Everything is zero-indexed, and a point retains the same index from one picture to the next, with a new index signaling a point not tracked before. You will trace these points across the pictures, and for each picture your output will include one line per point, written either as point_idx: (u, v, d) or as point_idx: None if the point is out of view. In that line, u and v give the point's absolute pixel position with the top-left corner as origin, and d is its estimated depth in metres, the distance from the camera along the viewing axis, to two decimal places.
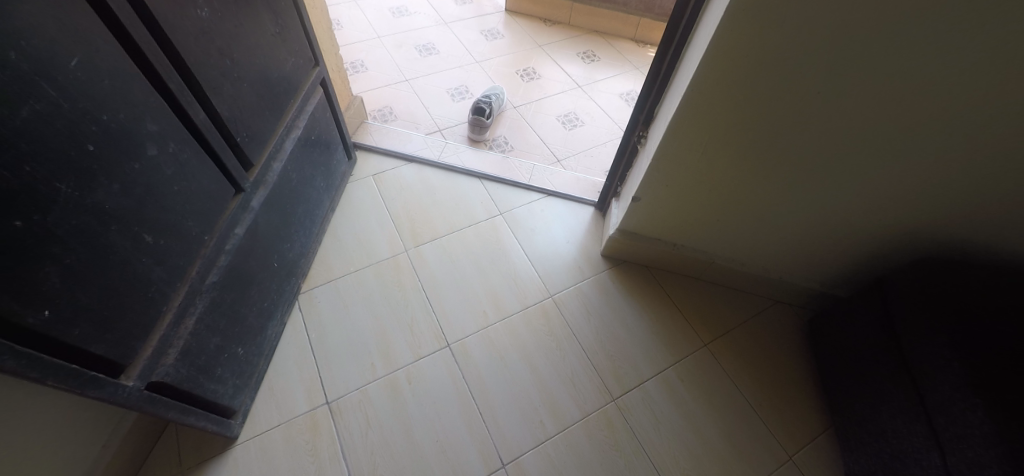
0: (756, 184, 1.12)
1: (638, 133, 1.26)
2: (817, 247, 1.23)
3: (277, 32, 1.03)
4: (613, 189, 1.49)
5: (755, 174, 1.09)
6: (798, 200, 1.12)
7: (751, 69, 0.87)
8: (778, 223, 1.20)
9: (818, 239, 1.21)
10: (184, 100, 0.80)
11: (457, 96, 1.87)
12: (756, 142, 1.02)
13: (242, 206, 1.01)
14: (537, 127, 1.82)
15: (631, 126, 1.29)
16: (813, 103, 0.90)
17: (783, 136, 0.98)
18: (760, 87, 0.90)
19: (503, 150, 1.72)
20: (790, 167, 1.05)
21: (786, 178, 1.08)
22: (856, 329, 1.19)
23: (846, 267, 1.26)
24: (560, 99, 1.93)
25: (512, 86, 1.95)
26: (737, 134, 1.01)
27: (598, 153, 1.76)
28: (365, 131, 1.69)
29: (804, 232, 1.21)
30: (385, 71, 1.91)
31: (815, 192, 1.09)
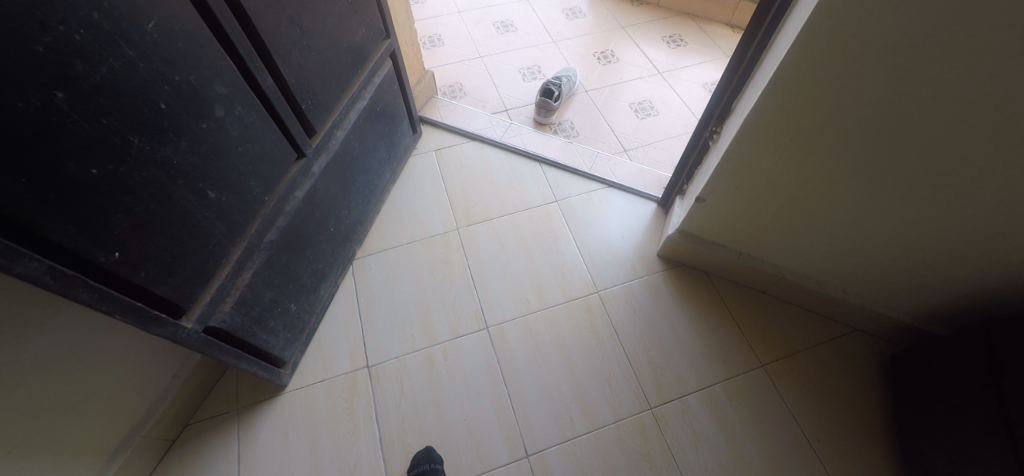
0: (845, 198, 0.97)
1: (711, 128, 1.14)
2: (918, 276, 1.05)
3: (349, 2, 1.05)
4: (678, 186, 1.37)
5: (843, 186, 0.95)
6: (897, 220, 0.96)
7: (854, 61, 0.74)
8: (866, 244, 1.04)
9: (919, 268, 1.03)
10: (254, 70, 0.84)
11: (529, 76, 1.82)
12: (849, 149, 0.87)
13: (303, 171, 1.06)
14: (607, 113, 1.73)
15: (705, 119, 1.18)
16: (932, 106, 0.75)
17: (888, 145, 0.83)
18: (861, 84, 0.76)
19: (568, 135, 1.66)
20: (891, 181, 0.89)
21: (884, 194, 0.92)
22: (950, 377, 1.00)
23: (955, 306, 1.06)
24: (637, 86, 1.81)
25: (586, 69, 1.86)
26: (829, 138, 0.87)
27: (670, 146, 1.64)
28: (433, 106, 1.70)
29: (901, 258, 1.03)
30: (460, 47, 1.90)
31: (921, 212, 0.91)
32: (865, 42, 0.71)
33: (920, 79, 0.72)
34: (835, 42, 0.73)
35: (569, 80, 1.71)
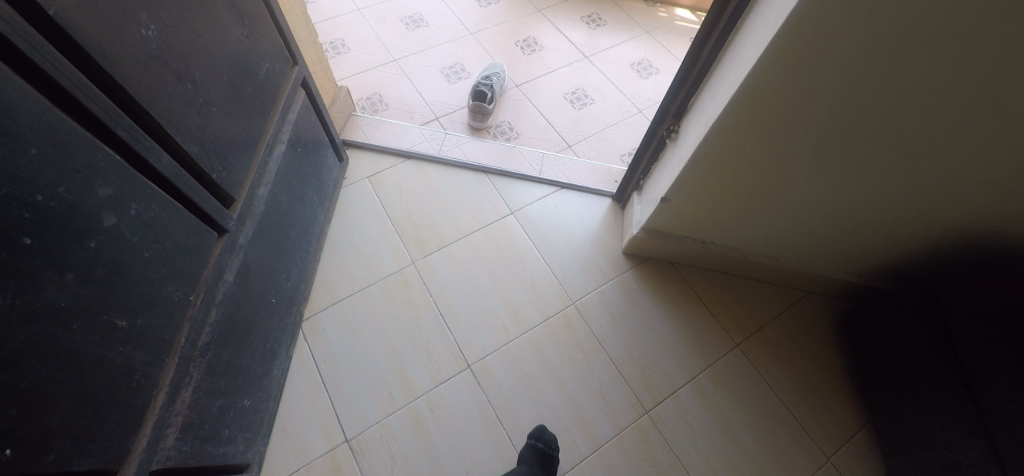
0: (802, 187, 1.00)
1: (668, 126, 1.12)
2: (864, 244, 1.14)
3: (245, 35, 0.85)
4: (634, 182, 1.35)
5: (802, 178, 0.98)
6: (849, 202, 1.01)
7: (819, 71, 0.73)
8: (820, 223, 1.10)
9: (865, 238, 1.11)
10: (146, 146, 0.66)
11: (453, 77, 1.68)
12: (809, 147, 0.89)
13: (229, 248, 0.88)
14: (544, 108, 1.65)
15: (660, 116, 1.16)
16: (888, 109, 0.77)
17: (846, 142, 0.86)
18: (825, 91, 0.76)
19: (506, 139, 1.56)
20: (847, 171, 0.92)
21: (838, 182, 0.96)
22: (896, 330, 1.10)
23: (893, 262, 1.17)
24: (567, 74, 1.75)
25: (512, 61, 1.76)
26: (791, 138, 0.88)
27: (611, 135, 1.62)
28: (355, 125, 1.52)
29: (849, 232, 1.11)
30: (371, 51, 1.71)
31: (869, 193, 0.97)
32: (831, 54, 0.70)
33: (879, 87, 0.73)
34: (802, 53, 0.71)
35: (498, 78, 1.61)
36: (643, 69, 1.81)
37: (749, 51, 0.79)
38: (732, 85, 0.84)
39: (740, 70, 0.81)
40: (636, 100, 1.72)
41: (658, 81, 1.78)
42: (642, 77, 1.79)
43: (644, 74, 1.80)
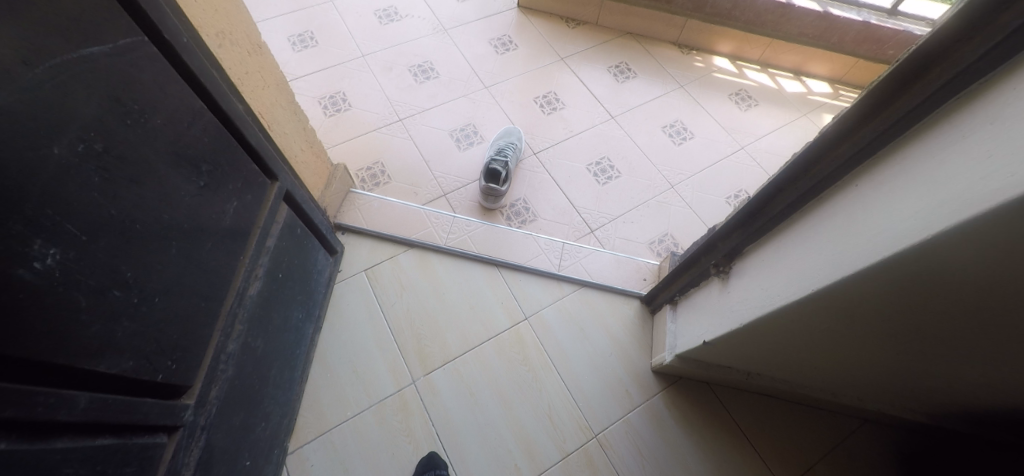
0: (893, 366, 0.77)
1: (718, 261, 0.89)
2: (955, 410, 0.90)
3: (203, 185, 0.68)
4: (666, 293, 1.13)
5: (894, 361, 0.74)
6: (952, 386, 0.78)
7: (974, 296, 0.48)
8: (902, 389, 0.87)
9: (960, 407, 0.88)
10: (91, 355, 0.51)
11: (464, 142, 1.50)
12: (919, 345, 0.65)
13: (186, 443, 0.70)
14: (565, 183, 1.46)
15: (707, 245, 0.92)
16: None
17: (978, 354, 0.61)
18: (973, 315, 0.52)
19: (520, 224, 1.36)
20: (963, 369, 0.68)
21: (947, 373, 0.72)
22: None
23: (990, 426, 0.92)
24: (592, 140, 1.54)
25: (529, 124, 1.56)
26: (896, 333, 0.63)
27: (639, 218, 1.41)
28: (352, 204, 1.33)
29: (940, 400, 0.87)
30: (373, 109, 1.54)
31: (987, 389, 0.73)
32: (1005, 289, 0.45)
33: None
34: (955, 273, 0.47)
35: (515, 152, 1.43)
36: (677, 132, 1.58)
37: (840, 247, 0.58)
38: (808, 273, 0.64)
39: (824, 263, 0.60)
40: (668, 172, 1.50)
41: (693, 147, 1.56)
42: (675, 142, 1.56)
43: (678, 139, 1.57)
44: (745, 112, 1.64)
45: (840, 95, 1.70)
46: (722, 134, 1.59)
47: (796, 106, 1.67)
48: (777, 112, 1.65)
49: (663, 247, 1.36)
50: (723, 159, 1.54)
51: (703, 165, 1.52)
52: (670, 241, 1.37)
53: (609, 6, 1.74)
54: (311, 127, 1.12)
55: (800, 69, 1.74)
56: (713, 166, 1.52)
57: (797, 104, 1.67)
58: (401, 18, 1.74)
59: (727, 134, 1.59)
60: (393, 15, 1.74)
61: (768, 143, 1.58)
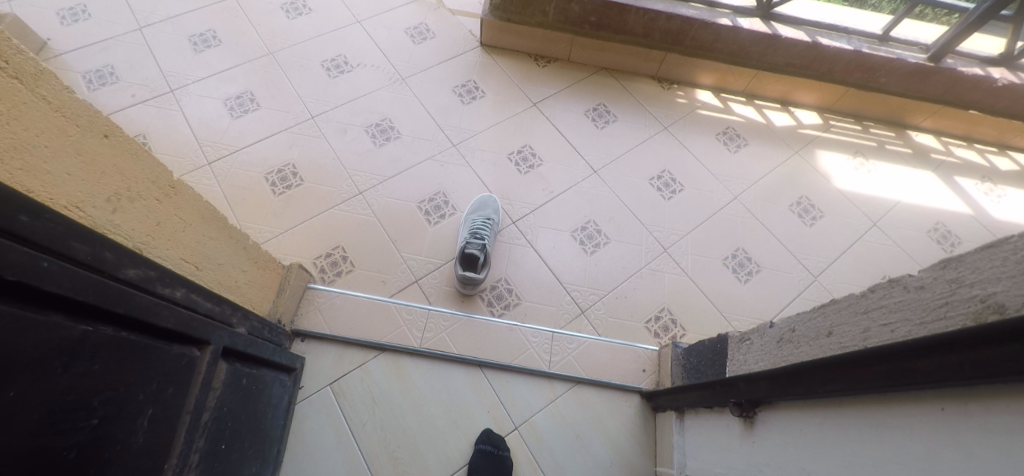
0: None
1: (740, 404, 0.78)
2: None
3: (94, 421, 0.52)
4: (672, 399, 1.03)
5: None
6: None
7: None
8: None
9: None
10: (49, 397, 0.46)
11: (434, 215, 1.36)
12: None
13: None
14: (549, 255, 1.34)
15: (729, 380, 0.82)
16: None
17: None
18: None
19: (503, 311, 1.24)
20: None
21: None
22: None
23: None
24: (573, 201, 1.42)
25: (504, 188, 1.42)
26: None
27: (631, 290, 1.30)
28: (312, 305, 1.17)
29: None
30: (328, 181, 1.36)
31: None
32: None
33: None
34: None
35: (493, 227, 1.30)
36: (664, 185, 1.47)
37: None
38: None
39: None
40: (660, 234, 1.39)
41: (683, 201, 1.45)
42: (663, 197, 1.45)
43: (665, 192, 1.46)
44: (734, 155, 1.53)
45: (831, 126, 1.59)
46: (715, 182, 1.48)
47: (789, 143, 1.55)
48: (770, 153, 1.53)
49: (659, 325, 1.26)
50: (717, 212, 1.43)
51: (692, 222, 1.41)
52: (666, 317, 1.27)
53: (580, 41, 1.58)
54: (256, 243, 0.96)
55: (787, 97, 1.60)
56: (704, 222, 1.41)
57: (789, 140, 1.55)
58: (353, 69, 1.56)
59: (717, 181, 1.48)
60: (343, 65, 1.56)
61: (760, 190, 1.48)
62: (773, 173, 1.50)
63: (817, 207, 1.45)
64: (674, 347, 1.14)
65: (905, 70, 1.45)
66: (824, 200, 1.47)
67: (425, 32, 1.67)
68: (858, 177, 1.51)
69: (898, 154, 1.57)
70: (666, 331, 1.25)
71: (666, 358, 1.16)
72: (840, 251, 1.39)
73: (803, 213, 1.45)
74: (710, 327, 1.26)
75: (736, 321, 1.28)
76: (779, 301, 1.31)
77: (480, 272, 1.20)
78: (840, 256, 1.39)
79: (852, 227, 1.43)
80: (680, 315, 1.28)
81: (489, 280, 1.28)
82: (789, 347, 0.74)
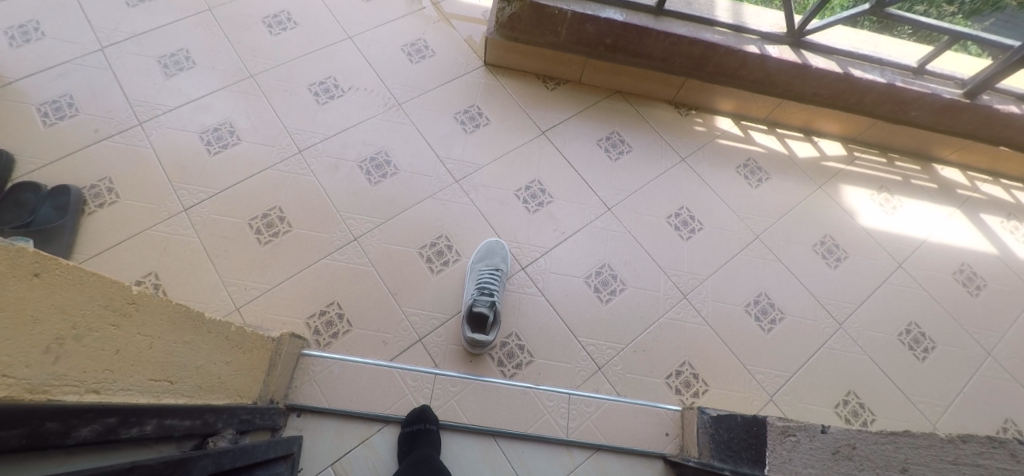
0: None
1: None
2: None
3: None
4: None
5: None
6: None
7: None
8: None
9: None
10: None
11: (437, 262, 1.25)
12: None
13: None
14: (563, 303, 1.23)
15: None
16: None
17: None
18: None
19: (515, 371, 1.14)
20: None
21: None
22: None
23: None
24: (587, 243, 1.31)
25: (511, 228, 1.31)
26: None
27: (652, 344, 1.20)
28: (306, 375, 1.08)
29: None
30: (320, 226, 1.25)
31: None
32: None
33: None
34: None
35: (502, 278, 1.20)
36: (682, 223, 1.37)
37: None
38: None
39: None
40: (679, 277, 1.29)
41: (703, 241, 1.35)
42: (682, 238, 1.35)
43: (683, 232, 1.36)
44: (756, 189, 1.45)
45: (855, 158, 1.54)
46: (736, 221, 1.39)
47: (811, 176, 1.49)
48: (787, 187, 1.47)
49: (681, 381, 1.16)
50: (738, 253, 1.34)
51: (713, 265, 1.32)
52: (688, 372, 1.18)
53: (594, 65, 1.47)
54: (236, 326, 0.86)
55: (810, 126, 1.54)
56: (725, 264, 1.32)
57: (811, 173, 1.50)
58: (344, 93, 1.42)
59: (737, 219, 1.40)
60: (333, 89, 1.42)
61: (782, 229, 1.40)
62: (797, 210, 1.43)
63: (841, 248, 1.38)
64: (701, 414, 1.03)
65: (936, 106, 1.39)
66: (849, 240, 1.40)
67: (423, 49, 1.53)
68: (883, 217, 1.45)
69: (922, 188, 1.51)
70: (690, 387, 1.16)
71: (695, 425, 1.04)
72: (866, 295, 1.32)
73: (827, 254, 1.37)
74: (735, 383, 1.18)
75: (762, 376, 1.20)
76: (807, 354, 1.23)
77: (491, 334, 1.10)
78: (866, 300, 1.32)
79: (877, 268, 1.37)
80: (704, 370, 1.18)
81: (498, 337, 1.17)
82: (847, 463, 0.63)
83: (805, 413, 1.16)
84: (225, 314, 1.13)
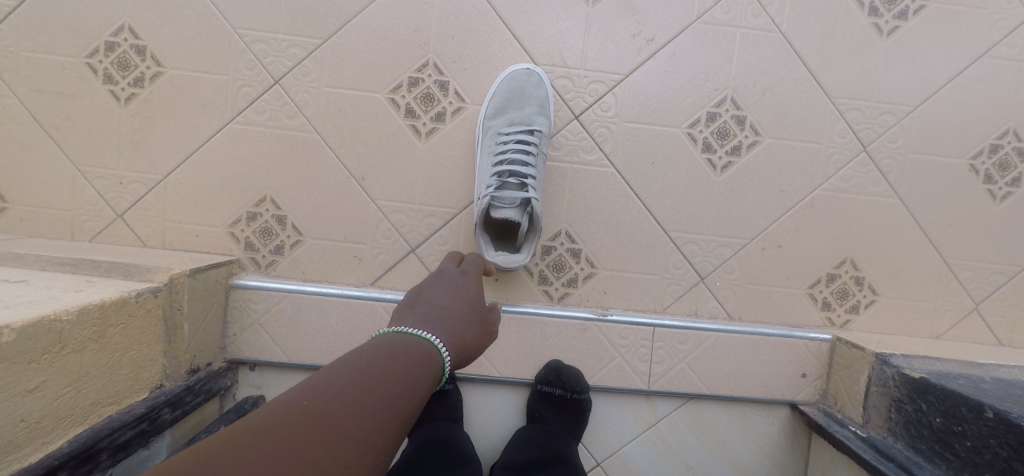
0: None
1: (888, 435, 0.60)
2: None
3: None
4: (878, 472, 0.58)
5: None
6: None
7: None
8: None
9: None
10: (450, 314, 0.51)
11: (424, 115, 0.70)
12: None
13: None
14: (649, 176, 0.71)
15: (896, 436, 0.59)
16: None
17: None
18: None
19: (566, 292, 0.71)
20: None
21: None
22: None
23: None
24: (694, 56, 0.70)
25: (551, 38, 0.70)
26: None
27: (797, 233, 0.72)
28: (246, 317, 0.69)
29: None
30: (210, 59, 0.70)
31: None
32: None
33: None
34: None
35: (540, 151, 0.68)
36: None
37: None
38: None
39: None
40: (862, 111, 0.71)
41: (920, 35, 0.70)
42: (878, 33, 0.70)
43: (884, 17, 0.70)
44: None
45: None
46: None
47: None
48: None
49: (834, 289, 0.73)
50: (985, 55, 0.71)
51: (930, 84, 0.71)
52: (848, 276, 0.73)
53: None
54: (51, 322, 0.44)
55: None
56: (953, 79, 0.71)
57: None
58: None
59: None
60: None
61: None
62: None
63: None
64: (882, 368, 0.62)
65: None
66: None
67: None
68: None
69: None
70: (846, 298, 0.73)
71: (864, 378, 0.64)
72: None
73: None
74: (921, 288, 0.74)
75: (969, 277, 0.74)
76: None
77: (530, 249, 0.64)
78: None
79: None
80: (874, 270, 0.73)
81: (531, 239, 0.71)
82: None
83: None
84: (106, 227, 0.72)
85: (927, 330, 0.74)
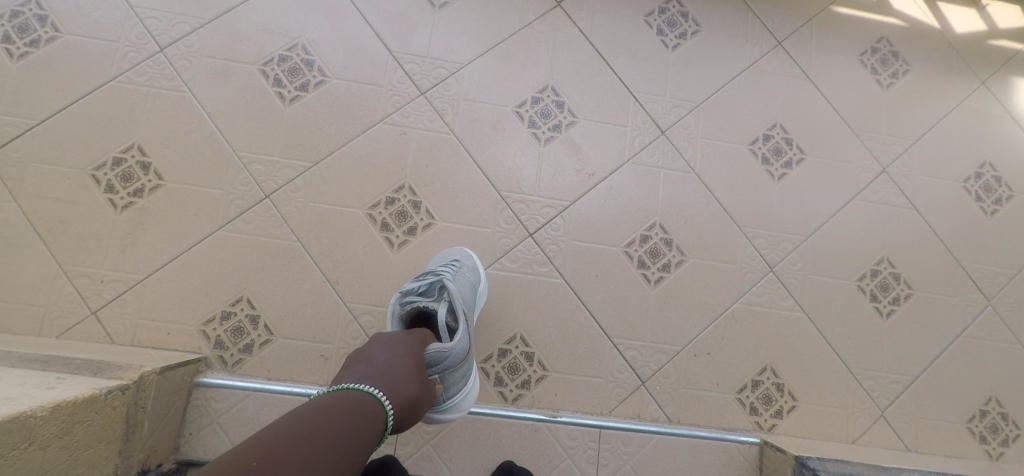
0: None
1: None
2: None
3: None
4: None
5: None
6: None
7: None
8: None
9: None
10: (397, 375, 0.47)
11: (398, 229, 0.80)
12: None
13: None
14: (593, 286, 0.82)
15: None
16: None
17: None
18: None
19: (520, 393, 0.76)
20: None
21: None
22: None
23: None
24: (627, 188, 0.85)
25: (510, 170, 0.84)
26: None
27: (723, 341, 0.82)
28: (206, 416, 0.71)
29: None
30: (207, 174, 0.80)
31: None
32: None
33: None
34: None
35: (462, 269, 0.72)
36: (772, 151, 0.89)
37: None
38: None
39: None
40: (766, 239, 0.86)
41: (804, 181, 0.88)
42: (772, 178, 0.88)
43: (774, 165, 0.88)
44: (887, 90, 0.94)
45: None
46: (852, 144, 0.91)
47: (970, 62, 0.98)
48: (930, 81, 0.96)
49: (759, 395, 0.81)
50: (853, 197, 0.89)
51: (816, 218, 0.88)
52: (769, 383, 0.82)
53: None
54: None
55: None
56: (832, 215, 0.88)
57: (971, 59, 0.98)
58: None
59: (855, 140, 0.92)
60: None
61: (921, 154, 0.93)
62: (942, 125, 0.94)
63: (1003, 181, 0.93)
64: (801, 470, 0.68)
65: None
66: (1015, 169, 0.94)
67: None
68: None
69: None
70: (770, 403, 0.81)
71: None
72: None
73: (983, 192, 0.92)
74: (832, 394, 0.83)
75: (871, 382, 0.84)
76: (935, 342, 0.87)
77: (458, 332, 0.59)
78: None
79: None
80: (791, 376, 0.83)
81: (467, 360, 0.63)
82: None
83: (926, 430, 0.84)
84: (75, 323, 0.74)
85: (844, 433, 0.82)
